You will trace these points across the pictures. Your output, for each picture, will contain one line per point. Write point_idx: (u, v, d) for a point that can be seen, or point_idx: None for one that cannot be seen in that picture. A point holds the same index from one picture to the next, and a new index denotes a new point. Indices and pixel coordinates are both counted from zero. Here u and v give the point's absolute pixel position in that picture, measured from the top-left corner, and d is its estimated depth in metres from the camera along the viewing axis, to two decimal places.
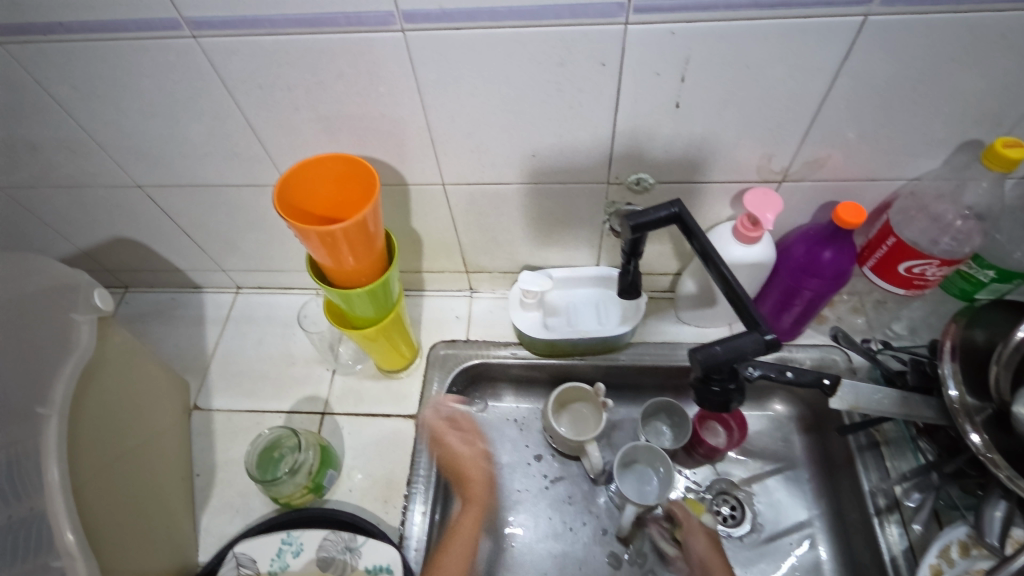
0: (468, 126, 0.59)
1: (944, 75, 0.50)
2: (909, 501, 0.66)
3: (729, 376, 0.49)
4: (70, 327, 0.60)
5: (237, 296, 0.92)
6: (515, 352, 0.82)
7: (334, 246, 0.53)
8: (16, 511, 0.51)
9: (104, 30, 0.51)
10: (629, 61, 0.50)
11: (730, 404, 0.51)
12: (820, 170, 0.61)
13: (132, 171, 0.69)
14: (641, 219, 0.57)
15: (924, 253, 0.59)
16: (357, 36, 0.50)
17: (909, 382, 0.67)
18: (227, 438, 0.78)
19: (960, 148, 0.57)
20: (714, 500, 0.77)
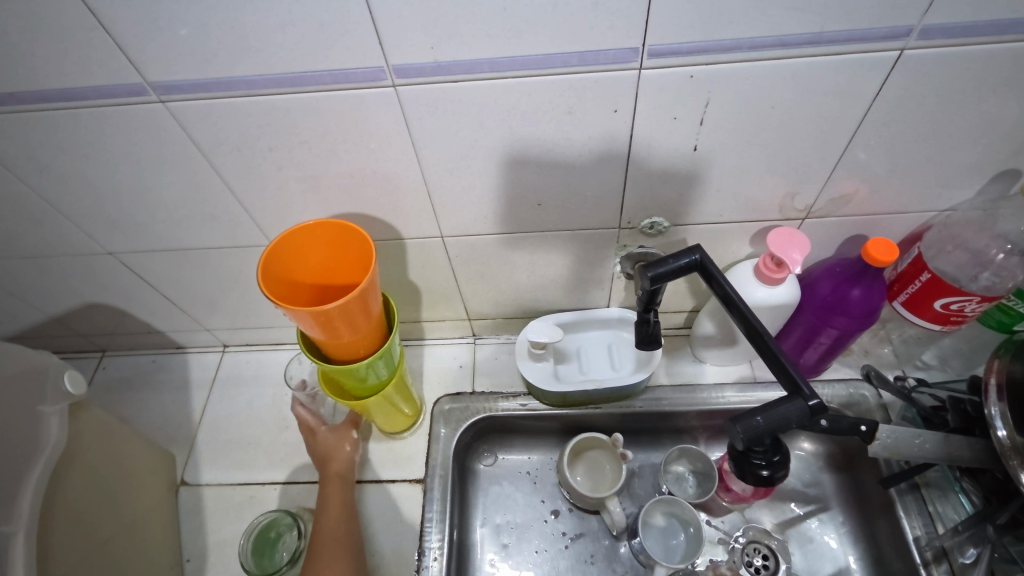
0: (468, 178, 0.54)
1: (983, 106, 0.47)
2: (963, 556, 0.61)
3: (772, 448, 0.45)
4: (38, 421, 0.54)
5: (224, 355, 0.86)
6: (524, 404, 0.77)
7: (329, 323, 0.48)
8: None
9: (60, 98, 0.46)
10: (643, 106, 0.46)
11: (775, 478, 0.46)
12: (846, 205, 0.57)
13: (101, 238, 0.63)
14: (659, 269, 0.53)
15: (963, 289, 0.55)
16: (346, 93, 0.45)
17: (949, 422, 0.62)
18: (218, 516, 0.72)
19: (996, 178, 0.53)
20: (746, 550, 0.71)
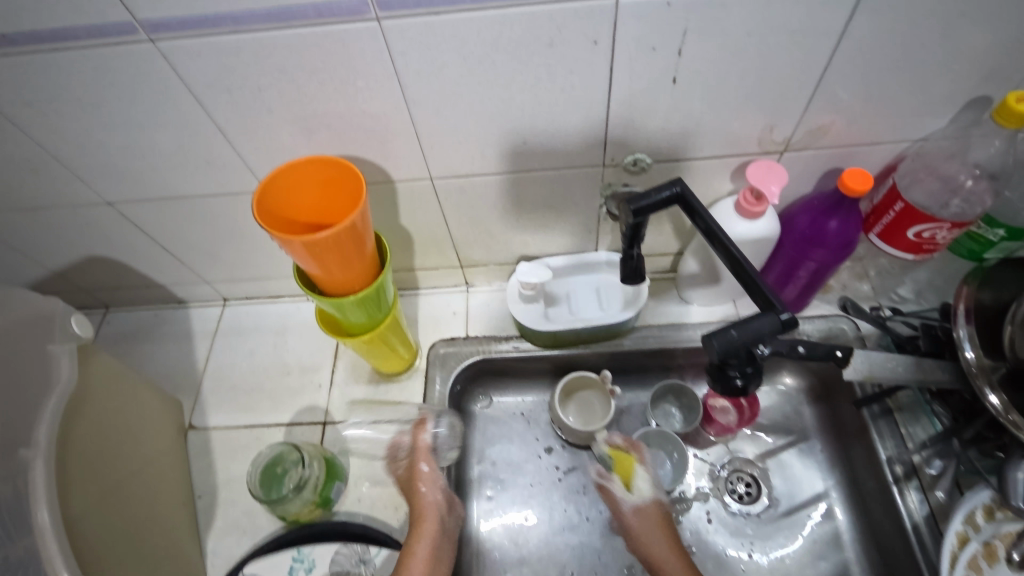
0: (455, 116, 0.56)
1: (953, 30, 0.48)
2: (929, 468, 0.65)
3: (747, 360, 0.48)
4: (48, 361, 0.56)
5: (225, 308, 0.88)
6: (517, 346, 0.80)
7: (324, 256, 0.50)
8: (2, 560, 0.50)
9: (51, 39, 0.47)
10: (623, 37, 0.47)
11: (748, 389, 0.49)
12: (823, 137, 0.59)
13: (98, 188, 0.65)
14: (642, 202, 0.55)
15: (935, 216, 0.57)
16: (330, 28, 0.46)
17: (920, 348, 0.66)
18: (227, 456, 0.75)
19: (968, 106, 0.55)
20: (729, 478, 0.76)
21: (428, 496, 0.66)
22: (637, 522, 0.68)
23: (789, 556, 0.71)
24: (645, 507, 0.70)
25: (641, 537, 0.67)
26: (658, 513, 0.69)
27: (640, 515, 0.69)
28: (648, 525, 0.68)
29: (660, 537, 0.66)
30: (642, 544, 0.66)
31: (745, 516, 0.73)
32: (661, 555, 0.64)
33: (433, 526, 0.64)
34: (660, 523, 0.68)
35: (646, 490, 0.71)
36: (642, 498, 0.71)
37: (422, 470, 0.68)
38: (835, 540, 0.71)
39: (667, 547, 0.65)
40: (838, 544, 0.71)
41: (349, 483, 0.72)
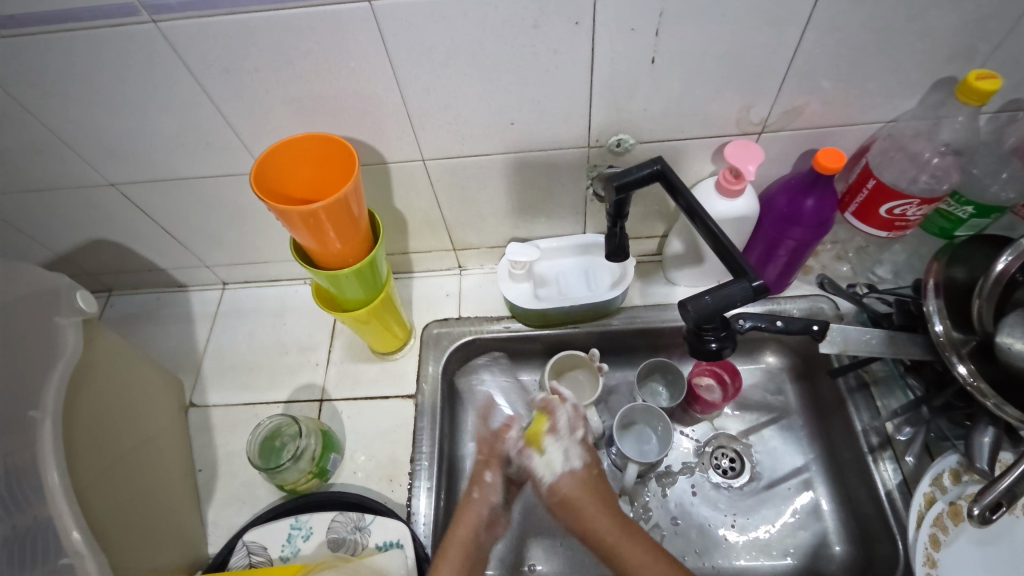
0: (445, 98, 0.58)
1: (917, 11, 0.50)
2: (900, 436, 0.68)
3: (722, 325, 0.52)
4: (55, 331, 0.59)
5: (224, 292, 0.91)
6: (508, 326, 0.81)
7: (319, 228, 0.53)
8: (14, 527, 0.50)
9: (60, 20, 0.49)
10: (602, 18, 0.50)
11: (724, 353, 0.53)
12: (798, 118, 0.61)
13: (103, 169, 0.67)
14: (624, 179, 0.58)
15: (905, 193, 0.60)
16: (324, 10, 0.49)
17: (895, 323, 0.68)
18: (227, 432, 0.78)
19: (934, 87, 0.57)
20: (714, 453, 0.79)
21: (475, 503, 0.65)
22: (564, 494, 0.62)
23: (770, 526, 0.73)
24: (569, 477, 0.63)
25: (570, 511, 0.62)
26: (580, 479, 0.64)
27: (565, 485, 0.63)
28: (576, 495, 0.62)
29: (590, 504, 0.61)
30: (574, 518, 0.62)
31: (728, 489, 0.76)
32: (592, 521, 0.60)
33: (467, 536, 0.63)
34: (583, 490, 0.63)
35: (558, 462, 0.64)
36: (556, 469, 0.64)
37: (485, 477, 0.67)
38: (816, 511, 0.74)
39: (599, 515, 0.60)
40: (818, 514, 0.73)
41: (345, 456, 0.75)
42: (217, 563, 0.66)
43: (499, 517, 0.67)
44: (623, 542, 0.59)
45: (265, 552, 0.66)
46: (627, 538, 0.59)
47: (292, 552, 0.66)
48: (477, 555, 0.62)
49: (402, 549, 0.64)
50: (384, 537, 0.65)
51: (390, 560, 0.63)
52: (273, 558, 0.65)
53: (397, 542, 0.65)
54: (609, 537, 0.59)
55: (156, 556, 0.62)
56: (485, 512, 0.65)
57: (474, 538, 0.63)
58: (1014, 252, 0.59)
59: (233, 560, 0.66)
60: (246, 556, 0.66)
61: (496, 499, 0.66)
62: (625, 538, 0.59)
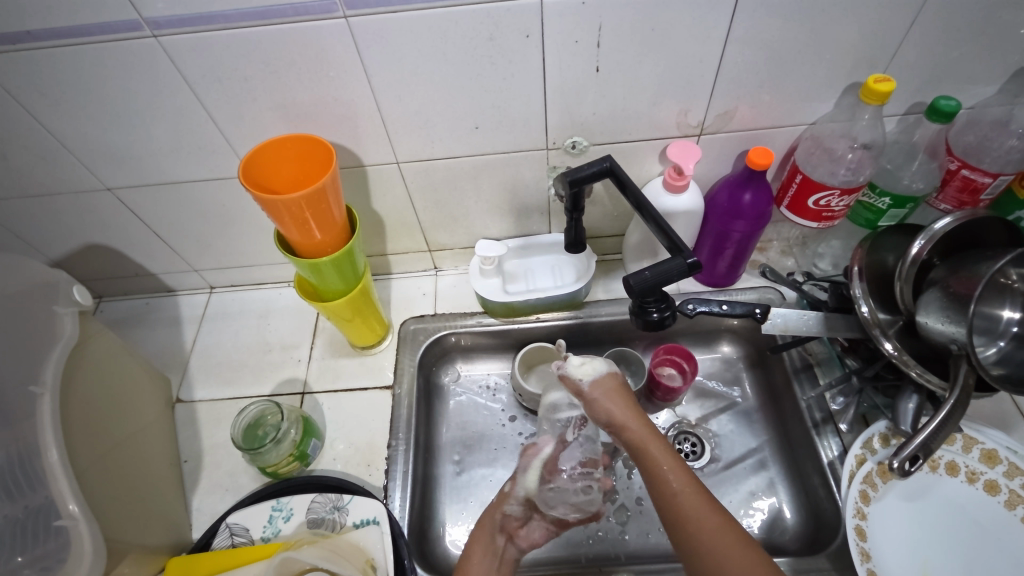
0: (415, 104, 0.65)
1: (820, 26, 0.58)
2: (837, 408, 0.74)
3: (662, 299, 0.61)
4: (52, 320, 0.63)
5: (211, 295, 0.96)
6: (480, 320, 0.87)
7: (303, 220, 0.59)
8: (12, 511, 0.54)
9: (69, 35, 0.56)
10: (549, 32, 0.58)
11: (665, 322, 0.62)
12: (731, 121, 0.69)
13: (102, 174, 0.73)
14: (577, 174, 0.65)
15: (827, 185, 0.68)
16: (304, 25, 0.56)
17: (831, 305, 0.74)
18: (212, 425, 0.82)
19: (846, 91, 0.65)
20: (676, 438, 0.83)
21: (494, 508, 0.68)
22: (601, 393, 0.64)
23: (729, 504, 0.77)
24: (603, 379, 0.65)
25: (605, 408, 0.64)
26: (618, 384, 0.66)
27: (600, 387, 0.65)
28: (611, 396, 0.64)
29: (623, 403, 0.64)
30: (604, 412, 0.64)
31: (690, 470, 0.80)
32: (626, 420, 0.62)
33: (486, 536, 0.66)
34: (620, 395, 0.65)
35: (601, 366, 0.67)
36: (598, 373, 0.66)
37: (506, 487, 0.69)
38: (771, 487, 0.78)
39: (630, 416, 0.62)
40: (772, 489, 0.78)
41: (325, 444, 0.78)
42: (199, 546, 0.69)
43: (521, 526, 0.68)
44: (651, 442, 0.60)
45: (247, 533, 0.68)
46: (656, 441, 0.60)
47: (273, 533, 0.68)
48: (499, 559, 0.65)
49: (379, 525, 0.67)
50: (362, 515, 0.68)
51: (368, 535, 0.66)
52: (255, 538, 0.68)
53: (373, 520, 0.68)
54: (639, 436, 0.61)
55: (143, 535, 0.65)
56: (500, 518, 0.67)
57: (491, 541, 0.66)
58: (926, 236, 0.64)
59: (215, 541, 0.68)
60: (229, 536, 0.68)
61: (514, 509, 0.68)
62: (653, 441, 0.60)
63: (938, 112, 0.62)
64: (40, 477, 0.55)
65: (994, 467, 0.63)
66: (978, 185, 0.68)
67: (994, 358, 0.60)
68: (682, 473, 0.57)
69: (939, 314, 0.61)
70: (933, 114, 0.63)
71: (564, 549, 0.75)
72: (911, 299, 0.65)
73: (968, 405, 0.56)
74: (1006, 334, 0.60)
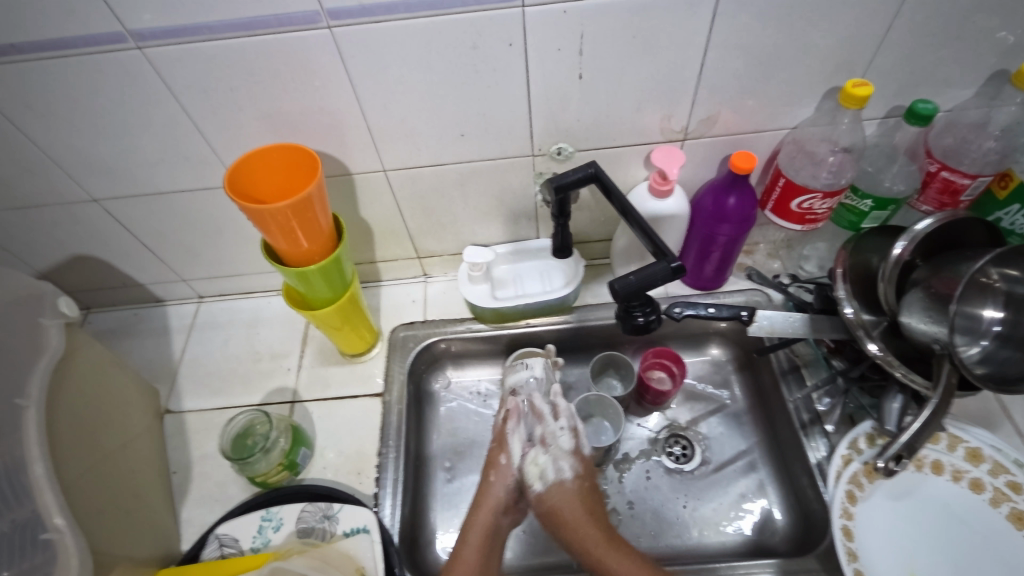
0: (400, 113, 0.65)
1: (798, 32, 0.59)
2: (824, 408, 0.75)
3: (647, 303, 0.62)
4: (39, 332, 0.63)
5: (200, 305, 0.96)
6: (470, 326, 0.87)
7: (288, 230, 0.59)
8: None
9: (53, 47, 0.56)
10: (532, 40, 0.58)
11: (650, 326, 0.63)
12: (715, 126, 0.70)
13: (88, 186, 0.73)
14: (562, 181, 0.66)
15: (809, 188, 0.69)
16: (289, 35, 0.56)
17: (816, 307, 0.75)
18: (201, 435, 0.81)
19: (826, 96, 0.66)
20: (667, 442, 0.83)
21: (494, 486, 0.70)
22: (552, 505, 0.69)
23: (720, 506, 0.77)
24: (555, 489, 0.70)
25: (555, 519, 0.68)
26: (570, 489, 0.70)
27: (552, 496, 0.69)
28: (564, 506, 0.68)
29: (576, 512, 0.67)
30: (556, 523, 0.68)
31: (681, 473, 0.80)
32: (581, 531, 0.66)
33: (487, 519, 0.67)
34: (571, 501, 0.69)
35: (551, 474, 0.71)
36: (548, 479, 0.71)
37: (500, 461, 0.72)
38: (761, 489, 0.78)
39: (588, 527, 0.66)
40: (762, 490, 0.78)
41: (315, 452, 0.78)
42: (188, 557, 0.68)
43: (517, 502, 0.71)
44: (609, 553, 0.64)
45: (236, 544, 0.68)
46: (613, 550, 0.64)
47: (263, 543, 0.68)
48: (495, 540, 0.67)
49: (369, 534, 0.67)
50: (352, 524, 0.68)
51: (358, 544, 0.66)
52: (244, 549, 0.67)
53: (363, 529, 0.67)
54: (597, 549, 0.65)
55: (131, 548, 0.65)
56: (503, 496, 0.70)
57: (493, 522, 0.68)
58: (908, 237, 0.64)
59: (204, 552, 0.68)
60: (218, 548, 0.68)
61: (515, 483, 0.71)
62: (610, 551, 0.64)
63: (916, 115, 0.63)
64: (26, 490, 0.55)
65: (978, 465, 0.64)
66: (958, 187, 0.69)
67: (978, 358, 0.61)
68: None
69: (922, 315, 0.61)
70: (911, 118, 0.64)
71: (556, 554, 0.75)
72: (894, 300, 0.65)
73: (951, 403, 0.57)
74: (988, 334, 0.61)
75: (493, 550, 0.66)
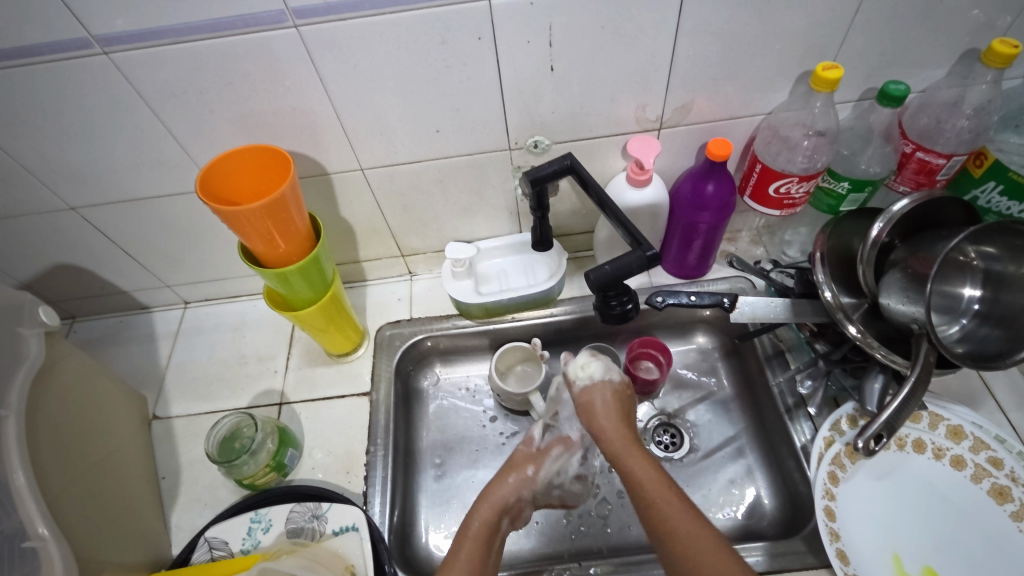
0: (373, 111, 0.65)
1: (766, 17, 0.59)
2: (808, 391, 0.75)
3: (623, 292, 0.62)
4: (18, 341, 0.62)
5: (186, 310, 0.96)
6: (456, 323, 0.87)
7: (266, 230, 0.59)
8: None
9: (20, 56, 0.55)
10: (501, 34, 0.58)
11: (629, 314, 0.63)
12: (690, 114, 0.70)
13: (64, 194, 0.72)
14: (538, 173, 0.66)
15: (785, 172, 0.69)
16: (256, 35, 0.56)
17: (797, 292, 0.75)
18: (189, 440, 0.81)
19: (798, 80, 0.67)
20: (656, 431, 0.83)
21: (506, 489, 0.69)
22: (590, 398, 0.69)
23: (709, 493, 0.78)
24: (594, 385, 0.70)
25: (588, 412, 0.68)
26: (612, 392, 0.70)
27: (592, 392, 0.70)
28: (600, 400, 0.68)
29: (608, 410, 0.67)
30: (589, 416, 0.68)
31: (670, 462, 0.80)
32: (605, 426, 0.66)
33: (489, 518, 0.65)
34: (609, 399, 0.68)
35: (599, 373, 0.71)
36: (594, 379, 0.71)
37: (527, 470, 0.71)
38: (750, 475, 0.79)
39: (613, 423, 0.66)
40: (751, 476, 0.78)
41: (304, 453, 0.78)
42: (178, 561, 0.68)
43: (522, 511, 0.71)
44: (628, 452, 0.63)
45: (226, 546, 0.68)
46: (635, 449, 0.63)
47: (253, 545, 0.68)
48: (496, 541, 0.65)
49: (358, 531, 0.67)
50: (341, 523, 0.68)
51: (347, 542, 0.66)
52: (234, 551, 0.68)
53: (352, 527, 0.67)
54: (619, 447, 0.64)
55: (120, 554, 0.65)
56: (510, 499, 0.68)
57: (496, 522, 0.66)
58: (885, 218, 0.64)
59: (194, 556, 0.68)
60: (208, 551, 0.68)
61: (526, 495, 0.70)
62: (631, 448, 0.63)
63: (888, 97, 0.63)
64: (8, 500, 0.55)
65: (960, 443, 0.64)
66: (933, 166, 0.69)
67: (956, 337, 0.61)
68: (660, 480, 0.59)
69: (901, 295, 0.61)
70: (883, 99, 0.64)
71: (549, 546, 0.75)
72: (875, 281, 0.65)
73: (930, 380, 0.57)
74: (968, 312, 0.62)
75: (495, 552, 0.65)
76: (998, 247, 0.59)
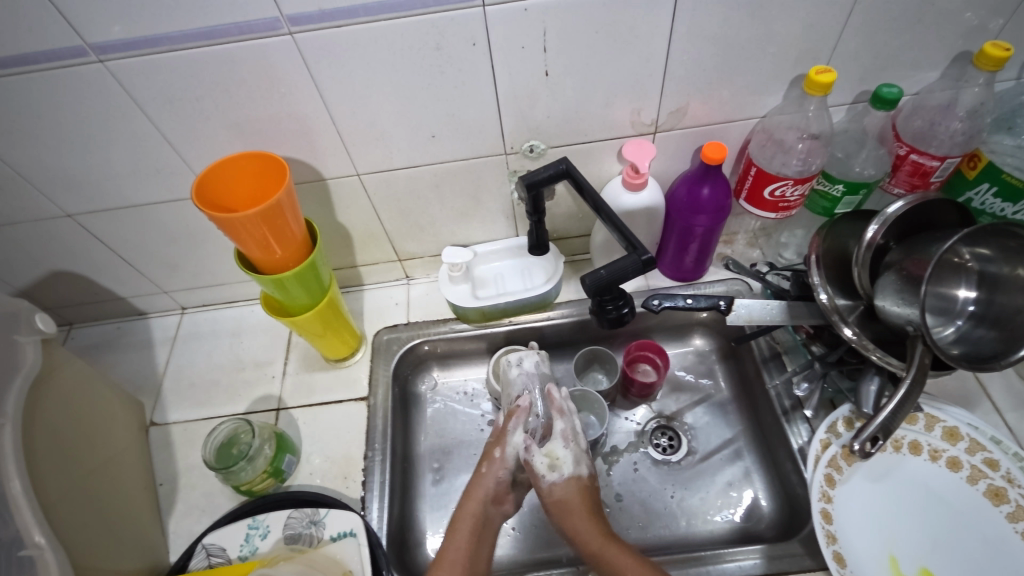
0: (368, 117, 0.65)
1: (759, 21, 0.60)
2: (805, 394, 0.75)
3: (619, 296, 0.62)
4: (15, 349, 0.62)
5: (183, 316, 0.96)
6: (454, 327, 0.87)
7: (263, 236, 0.59)
8: None
9: (15, 64, 0.56)
10: (495, 40, 0.58)
11: (625, 318, 0.63)
12: (685, 118, 0.70)
13: (60, 201, 0.72)
14: (534, 178, 0.66)
15: (780, 175, 0.70)
16: (251, 43, 0.56)
17: (793, 293, 0.75)
18: (187, 446, 0.81)
19: (792, 83, 0.67)
20: (654, 434, 0.83)
21: (484, 477, 0.70)
22: (561, 498, 0.68)
23: (707, 496, 0.78)
24: (566, 482, 0.69)
25: (562, 515, 0.67)
26: (580, 488, 0.69)
27: (562, 489, 0.69)
28: (571, 499, 0.68)
29: (583, 508, 0.67)
30: (564, 519, 0.66)
31: (668, 465, 0.80)
32: (582, 527, 0.65)
33: (476, 509, 0.67)
34: (580, 500, 0.68)
35: (567, 469, 0.71)
36: (563, 473, 0.70)
37: (496, 452, 0.71)
38: (748, 477, 0.79)
39: (588, 523, 0.65)
40: (748, 478, 0.78)
41: (301, 459, 0.78)
42: (175, 569, 0.68)
43: (508, 492, 0.71)
44: (608, 547, 0.63)
45: (224, 553, 0.68)
46: (612, 546, 0.63)
47: (251, 551, 0.68)
48: (484, 530, 0.67)
49: (356, 537, 0.66)
50: (339, 528, 0.68)
51: (345, 548, 0.66)
52: (232, 558, 0.67)
53: (350, 533, 0.67)
54: (601, 546, 0.63)
55: (116, 561, 0.65)
56: (493, 486, 0.69)
57: (483, 512, 0.67)
58: (880, 220, 0.64)
59: (191, 563, 0.68)
60: (206, 557, 0.68)
61: (505, 475, 0.70)
62: (611, 543, 0.63)
63: (882, 100, 0.64)
64: (4, 509, 0.55)
65: (956, 444, 0.65)
66: (927, 169, 0.70)
67: (952, 338, 0.61)
68: (649, 573, 0.59)
69: (896, 297, 0.61)
70: (876, 102, 0.64)
71: (547, 550, 0.75)
72: (869, 283, 0.65)
73: (926, 381, 0.56)
74: (963, 314, 0.62)
75: (482, 540, 0.66)
76: (993, 248, 0.59)
